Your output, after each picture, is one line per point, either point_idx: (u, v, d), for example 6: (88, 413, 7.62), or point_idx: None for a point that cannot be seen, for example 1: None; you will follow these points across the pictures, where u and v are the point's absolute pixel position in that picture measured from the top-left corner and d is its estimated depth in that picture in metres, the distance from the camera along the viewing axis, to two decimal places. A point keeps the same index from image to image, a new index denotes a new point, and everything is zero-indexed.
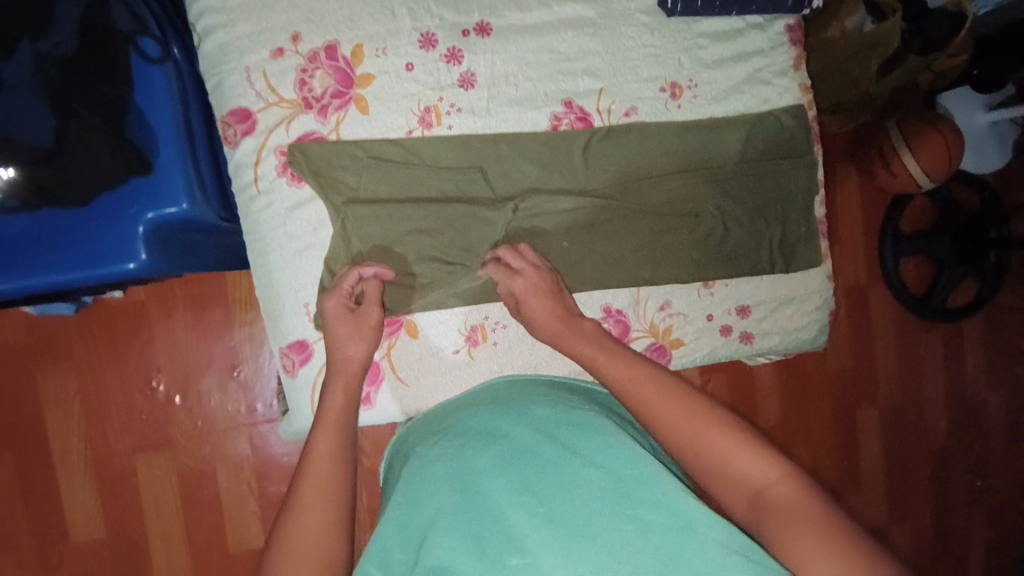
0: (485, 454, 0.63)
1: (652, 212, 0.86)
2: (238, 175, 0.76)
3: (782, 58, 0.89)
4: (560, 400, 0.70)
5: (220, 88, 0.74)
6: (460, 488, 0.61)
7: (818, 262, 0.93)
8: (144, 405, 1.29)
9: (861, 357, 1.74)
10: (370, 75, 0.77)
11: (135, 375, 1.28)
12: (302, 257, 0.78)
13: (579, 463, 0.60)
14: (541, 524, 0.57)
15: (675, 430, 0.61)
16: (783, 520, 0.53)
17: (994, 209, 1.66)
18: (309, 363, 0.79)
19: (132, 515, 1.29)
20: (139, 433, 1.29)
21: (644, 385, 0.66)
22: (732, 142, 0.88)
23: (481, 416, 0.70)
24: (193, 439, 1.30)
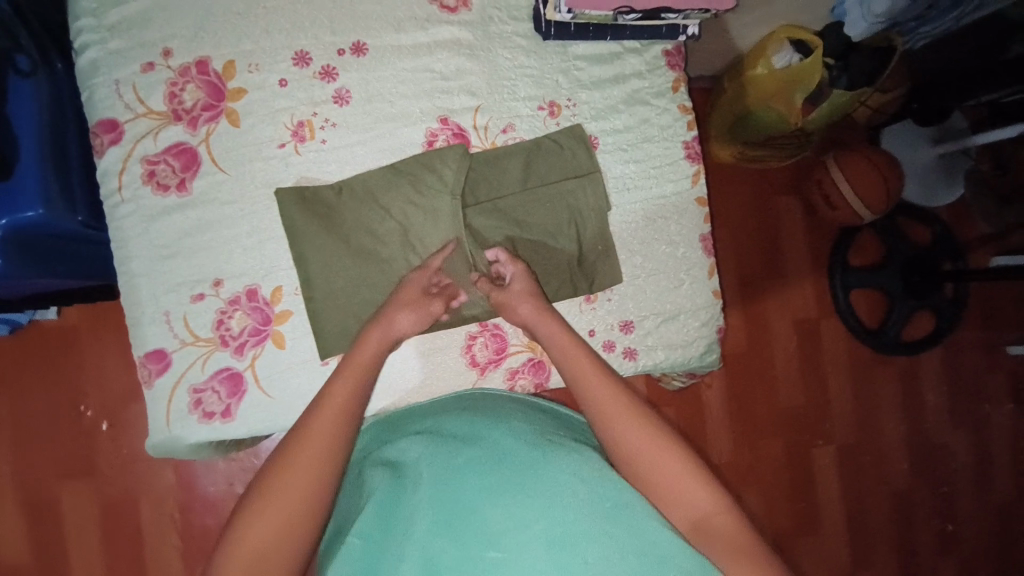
0: (463, 453, 0.65)
1: (411, 255, 0.84)
2: (103, 182, 0.78)
3: (659, 81, 0.92)
4: (535, 420, 0.73)
5: (92, 100, 0.77)
6: (435, 483, 0.63)
7: (621, 278, 0.89)
8: (70, 430, 1.29)
9: (814, 393, 1.71)
10: (243, 89, 0.80)
11: (63, 402, 1.29)
12: (165, 266, 0.78)
13: (557, 465, 0.63)
14: (524, 527, 0.57)
15: (632, 440, 0.65)
16: (726, 546, 0.58)
17: (947, 245, 1.68)
18: (167, 372, 0.78)
19: (53, 543, 1.27)
20: (65, 462, 1.28)
21: (609, 393, 0.68)
22: (514, 170, 0.87)
23: (460, 424, 0.71)
24: (117, 467, 1.29)
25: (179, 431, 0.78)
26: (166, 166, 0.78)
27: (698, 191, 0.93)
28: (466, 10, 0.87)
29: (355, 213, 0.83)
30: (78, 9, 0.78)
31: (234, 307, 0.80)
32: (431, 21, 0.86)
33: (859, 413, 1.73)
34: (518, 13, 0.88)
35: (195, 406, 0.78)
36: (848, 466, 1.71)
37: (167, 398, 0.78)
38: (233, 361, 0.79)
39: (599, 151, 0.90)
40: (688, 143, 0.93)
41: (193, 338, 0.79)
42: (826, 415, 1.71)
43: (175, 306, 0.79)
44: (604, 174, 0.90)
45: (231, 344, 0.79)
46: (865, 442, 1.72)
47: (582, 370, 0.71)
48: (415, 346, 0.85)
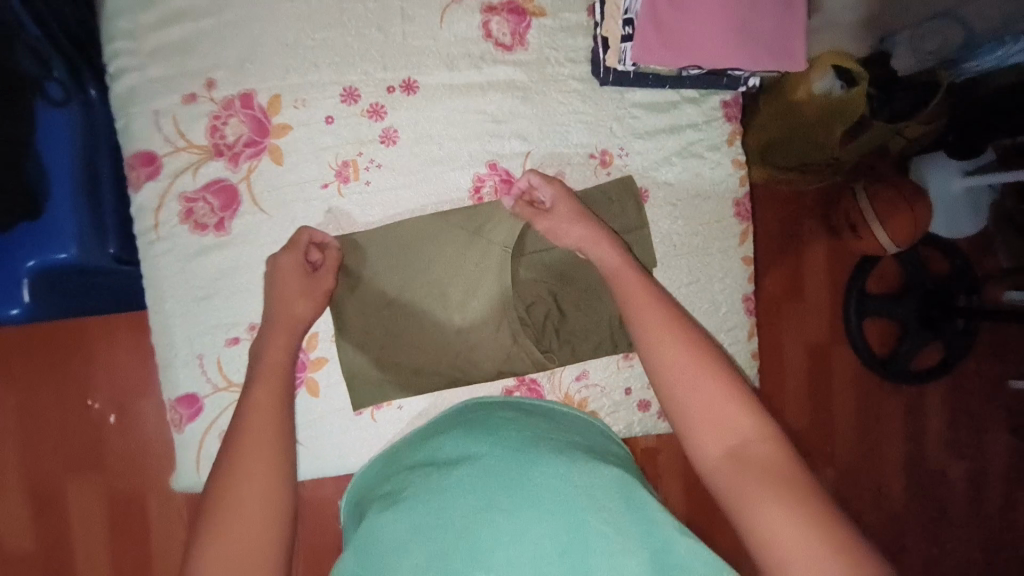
0: (452, 474, 0.63)
1: (452, 305, 0.82)
2: (138, 218, 0.74)
3: (715, 134, 0.89)
4: (527, 428, 0.70)
5: (128, 129, 0.73)
6: (425, 508, 0.60)
7: None
8: (80, 428, 1.27)
9: (820, 420, 1.72)
10: (287, 125, 0.76)
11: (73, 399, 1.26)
12: (200, 307, 0.76)
13: (545, 476, 0.61)
14: (515, 541, 0.56)
15: (678, 390, 0.59)
16: (762, 474, 0.52)
17: (965, 277, 1.67)
18: (198, 418, 0.76)
19: (59, 540, 1.26)
20: (72, 458, 1.27)
21: (668, 339, 0.62)
22: None
23: (451, 444, 0.69)
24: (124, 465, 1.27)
25: (208, 477, 0.77)
26: (204, 204, 0.75)
27: (745, 250, 0.91)
28: (523, 49, 0.83)
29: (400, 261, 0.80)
30: (113, 30, 0.72)
31: None
32: (485, 60, 0.81)
33: (862, 442, 1.75)
34: (575, 55, 0.84)
35: None
36: (847, 493, 1.73)
37: (197, 444, 0.76)
38: None
39: (648, 205, 0.87)
40: (738, 201, 0.90)
41: (227, 383, 0.77)
42: (829, 443, 1.73)
43: (209, 350, 0.76)
44: (651, 230, 0.87)
45: None
46: (865, 470, 1.75)
47: (645, 319, 0.64)
48: (450, 402, 0.83)
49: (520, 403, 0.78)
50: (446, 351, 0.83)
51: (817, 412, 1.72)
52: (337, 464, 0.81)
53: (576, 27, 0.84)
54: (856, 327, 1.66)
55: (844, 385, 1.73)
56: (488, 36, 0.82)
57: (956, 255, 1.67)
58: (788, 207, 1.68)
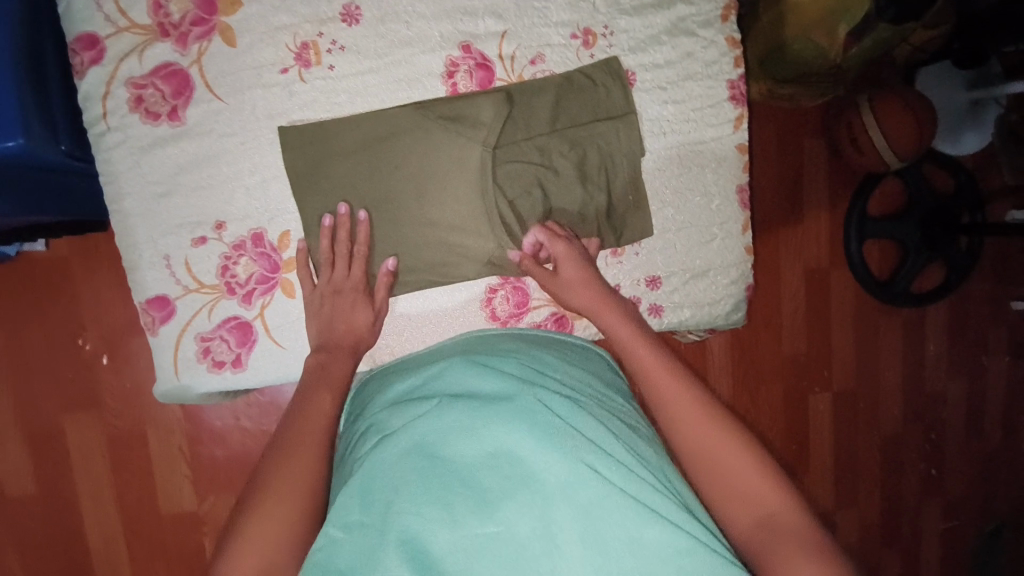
0: (451, 408, 0.57)
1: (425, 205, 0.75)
2: (86, 108, 0.70)
3: (708, 9, 0.82)
4: (527, 364, 0.66)
5: (67, 10, 0.68)
6: (420, 447, 0.54)
7: (651, 233, 0.84)
8: (69, 365, 1.25)
9: (819, 344, 1.70)
10: (238, 2, 0.70)
11: (58, 337, 1.24)
12: (161, 205, 0.72)
13: (554, 416, 0.56)
14: (512, 489, 0.51)
15: (705, 449, 0.60)
16: (790, 544, 0.52)
17: (968, 194, 1.61)
18: (172, 320, 0.74)
19: (58, 475, 1.25)
20: (63, 399, 1.25)
21: (686, 410, 0.62)
22: (543, 108, 0.77)
23: (446, 376, 0.64)
24: (121, 402, 1.27)
25: (189, 381, 0.75)
26: (155, 91, 0.70)
27: (739, 137, 0.86)
28: None
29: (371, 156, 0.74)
30: None
31: (239, 252, 0.74)
32: None
33: (860, 365, 1.73)
34: None
35: (204, 355, 0.75)
36: (846, 415, 1.73)
37: (173, 347, 0.75)
38: (239, 310, 0.75)
39: (635, 89, 0.81)
40: (733, 83, 0.84)
41: (198, 285, 0.74)
42: (828, 367, 1.71)
43: (175, 250, 0.73)
44: (639, 116, 0.81)
45: (237, 292, 0.75)
46: (863, 393, 1.74)
47: (667, 389, 0.64)
48: (432, 303, 0.80)
49: (521, 339, 0.73)
50: (423, 250, 0.77)
51: (817, 336, 1.69)
52: None
53: None
54: (855, 251, 1.62)
55: (844, 303, 1.70)
56: None
57: (958, 171, 1.60)
58: (790, 123, 1.59)
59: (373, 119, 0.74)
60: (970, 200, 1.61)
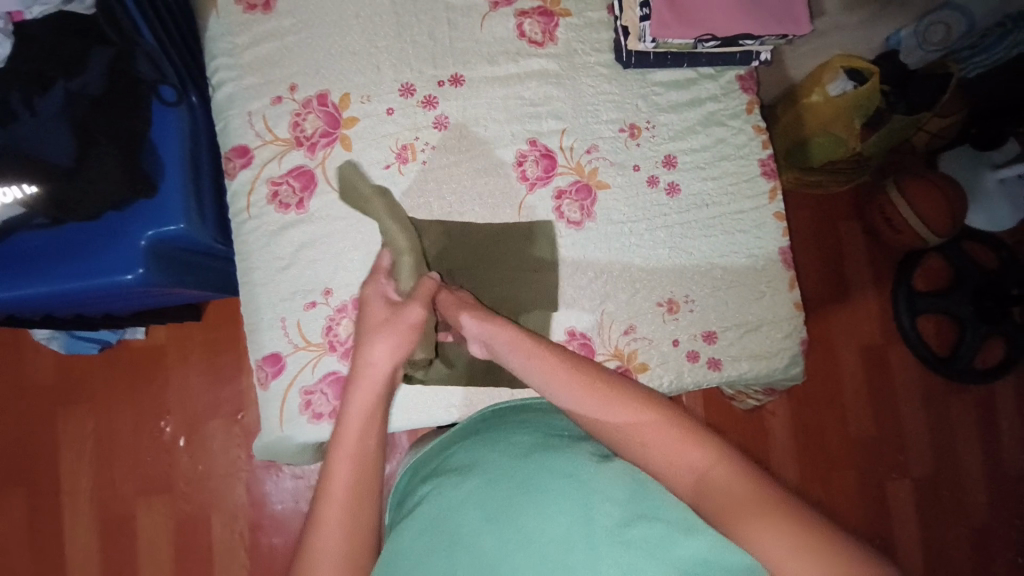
0: (458, 487, 0.63)
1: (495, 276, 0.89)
2: (233, 202, 0.87)
3: (735, 103, 0.97)
4: (540, 430, 0.70)
5: (226, 129, 0.87)
6: (434, 523, 0.61)
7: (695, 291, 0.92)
8: (151, 447, 1.36)
9: (883, 422, 1.64)
10: (355, 118, 0.88)
11: (146, 420, 1.37)
12: (283, 276, 0.86)
13: (547, 478, 0.60)
14: (517, 555, 0.56)
15: (647, 446, 0.59)
16: (728, 502, 0.53)
17: (1016, 268, 1.61)
18: (281, 374, 0.84)
19: (132, 554, 1.32)
20: (143, 478, 1.35)
21: (620, 406, 0.62)
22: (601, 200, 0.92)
23: (461, 450, 0.69)
24: (194, 481, 1.35)
25: (291, 431, 0.84)
26: (287, 187, 0.87)
27: (775, 207, 0.96)
28: (553, 43, 0.94)
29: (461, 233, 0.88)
30: (217, 51, 0.88)
31: (342, 314, 0.86)
32: (520, 55, 0.93)
33: (931, 446, 1.64)
34: (600, 45, 0.95)
35: (305, 408, 0.84)
36: (926, 501, 1.62)
37: (280, 400, 0.84)
38: (339, 365, 0.85)
39: (677, 170, 0.95)
40: (763, 161, 0.97)
41: (306, 343, 0.85)
42: (896, 448, 1.63)
43: (291, 313, 0.85)
44: (682, 191, 0.94)
45: (338, 349, 0.85)
46: (940, 475, 1.63)
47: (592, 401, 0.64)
48: None
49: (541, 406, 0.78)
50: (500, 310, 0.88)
51: (879, 413, 1.64)
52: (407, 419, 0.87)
53: (599, 23, 0.96)
54: (909, 327, 1.63)
55: (905, 378, 1.66)
56: (522, 35, 0.94)
57: (999, 247, 1.63)
58: (819, 208, 1.69)
59: (460, 211, 0.90)
60: (1016, 273, 1.60)
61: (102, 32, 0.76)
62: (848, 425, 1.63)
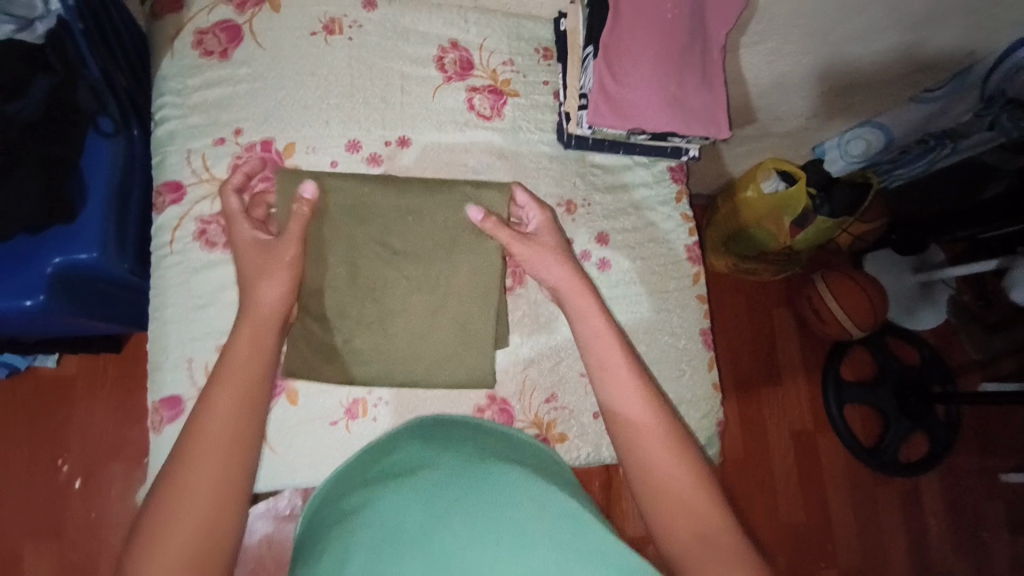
0: (413, 477, 0.59)
1: (399, 299, 0.82)
2: (157, 236, 0.85)
3: (665, 191, 1.05)
4: (486, 446, 0.68)
5: (162, 164, 0.87)
6: (378, 516, 0.55)
7: None
8: (44, 486, 1.23)
9: (813, 510, 1.66)
10: (298, 166, 0.90)
11: (44, 457, 1.25)
12: (197, 314, 0.83)
13: (509, 481, 0.58)
14: (472, 543, 0.51)
15: (667, 494, 0.64)
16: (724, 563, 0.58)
17: (936, 368, 1.73)
18: (178, 420, 0.79)
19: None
20: (29, 521, 1.21)
21: (646, 422, 0.69)
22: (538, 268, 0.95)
23: (409, 454, 0.65)
24: (85, 530, 1.22)
25: None
26: (217, 226, 0.86)
27: (698, 289, 1.01)
28: (500, 119, 1.00)
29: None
30: (167, 90, 0.90)
31: None
32: (468, 125, 0.98)
33: (855, 535, 1.67)
34: (543, 125, 1.02)
35: None
36: None
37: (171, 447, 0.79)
38: None
39: (608, 246, 0.99)
40: (689, 247, 1.03)
41: None
42: (826, 533, 1.65)
43: (199, 354, 0.82)
44: (613, 268, 0.98)
45: None
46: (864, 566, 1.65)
47: (637, 425, 0.69)
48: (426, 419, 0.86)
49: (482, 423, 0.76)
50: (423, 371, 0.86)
51: (806, 500, 1.66)
52: (311, 478, 0.82)
53: (545, 105, 1.02)
54: (835, 412, 1.70)
55: (833, 463, 1.70)
56: (472, 108, 0.99)
57: (921, 346, 1.75)
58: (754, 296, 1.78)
59: None
60: (937, 371, 1.72)
61: (48, 58, 0.77)
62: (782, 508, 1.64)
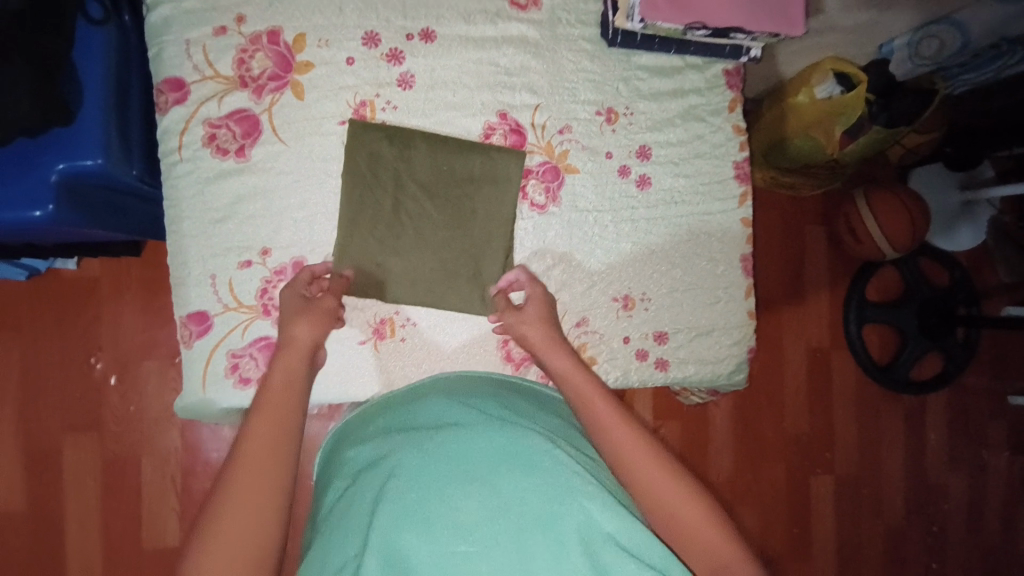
0: (438, 435, 0.60)
1: (425, 234, 0.82)
2: (163, 140, 0.78)
3: (718, 99, 0.93)
4: (511, 406, 0.69)
5: (160, 57, 0.78)
6: (401, 471, 0.57)
7: (656, 289, 0.90)
8: (81, 381, 1.28)
9: (818, 424, 1.70)
10: (310, 63, 0.80)
11: (77, 355, 1.29)
12: (215, 228, 0.79)
13: (534, 449, 0.59)
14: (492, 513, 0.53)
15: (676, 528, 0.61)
16: None
17: (964, 289, 1.66)
18: (207, 335, 0.79)
19: (55, 492, 1.27)
20: (71, 413, 1.28)
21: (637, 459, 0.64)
22: (573, 185, 0.88)
23: (434, 409, 0.67)
24: (125, 422, 1.29)
25: (214, 395, 0.79)
26: (227, 131, 0.79)
27: (743, 212, 0.94)
28: (536, 9, 0.87)
29: (417, 202, 0.82)
30: None
31: (279, 277, 0.80)
32: (500, 16, 0.86)
33: (855, 448, 1.72)
34: (585, 17, 0.89)
35: (231, 370, 0.79)
36: (846, 498, 1.71)
37: (204, 360, 0.79)
38: (272, 331, 0.80)
39: (649, 162, 0.91)
40: (738, 164, 0.94)
41: (237, 304, 0.79)
42: (830, 446, 1.71)
43: (221, 271, 0.79)
44: (653, 186, 0.91)
45: (272, 314, 0.80)
46: (862, 476, 1.72)
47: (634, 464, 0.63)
48: (453, 341, 0.85)
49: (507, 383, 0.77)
50: (450, 291, 0.83)
51: (813, 415, 1.70)
52: (339, 393, 0.82)
53: None
54: (853, 332, 1.67)
55: (845, 381, 1.72)
56: None
57: (954, 267, 1.67)
58: (787, 210, 1.69)
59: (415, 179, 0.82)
60: (965, 291, 1.66)
61: None
62: (790, 421, 1.69)
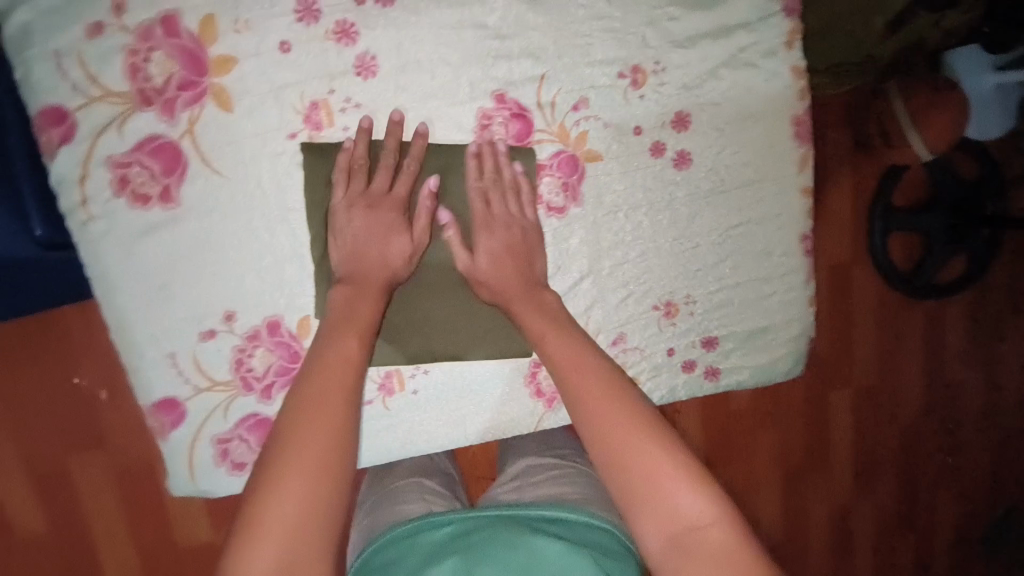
0: None
1: (426, 282, 0.67)
2: (61, 194, 0.59)
3: (772, 32, 0.72)
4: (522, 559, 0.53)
5: (25, 80, 0.56)
6: None
7: (704, 286, 0.76)
8: (62, 402, 0.93)
9: (840, 337, 1.51)
10: (231, 58, 0.59)
11: (50, 371, 0.92)
12: (159, 297, 0.63)
13: None
14: None
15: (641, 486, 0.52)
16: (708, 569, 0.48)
17: (994, 182, 1.45)
18: (183, 423, 0.66)
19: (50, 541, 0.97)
20: (61, 430, 0.94)
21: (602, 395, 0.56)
22: (595, 173, 0.70)
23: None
24: (127, 435, 0.95)
25: (208, 485, 0.68)
26: (141, 169, 0.59)
27: (804, 178, 0.77)
28: None
29: (363, 221, 0.60)
30: None
31: (254, 343, 0.65)
32: None
33: (873, 362, 1.55)
34: None
35: (222, 457, 0.67)
36: (869, 410, 1.56)
37: (186, 452, 0.67)
38: (259, 407, 0.67)
39: (689, 130, 0.72)
40: (799, 117, 0.75)
41: (210, 383, 0.65)
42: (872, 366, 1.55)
43: (181, 347, 0.64)
44: (696, 162, 0.73)
45: (256, 387, 0.66)
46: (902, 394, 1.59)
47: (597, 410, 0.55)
48: (471, 386, 0.73)
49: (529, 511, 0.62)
50: (466, 339, 0.69)
51: (839, 343, 1.51)
52: None
53: None
54: (878, 245, 1.43)
55: (865, 290, 1.49)
56: None
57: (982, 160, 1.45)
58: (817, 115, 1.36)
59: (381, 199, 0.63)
60: (993, 185, 1.45)
61: None
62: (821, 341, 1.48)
